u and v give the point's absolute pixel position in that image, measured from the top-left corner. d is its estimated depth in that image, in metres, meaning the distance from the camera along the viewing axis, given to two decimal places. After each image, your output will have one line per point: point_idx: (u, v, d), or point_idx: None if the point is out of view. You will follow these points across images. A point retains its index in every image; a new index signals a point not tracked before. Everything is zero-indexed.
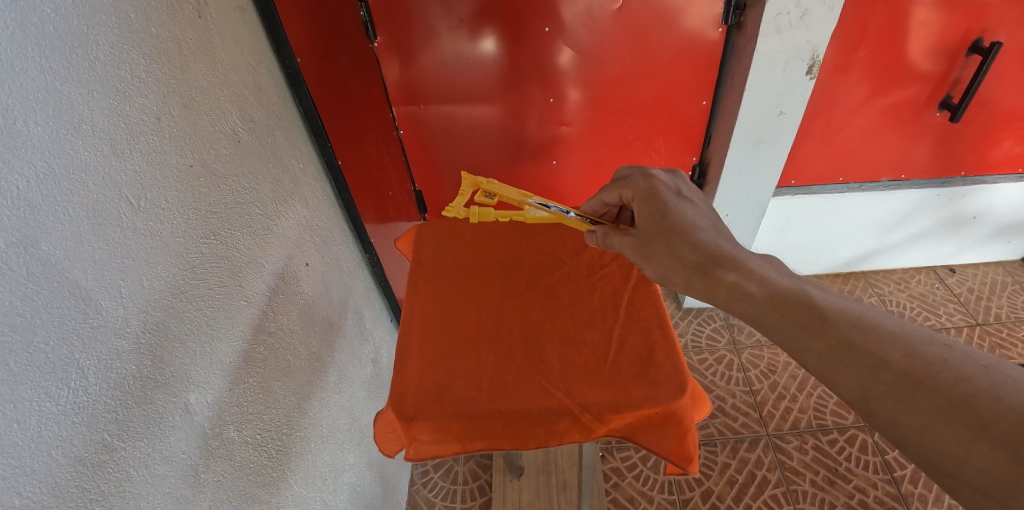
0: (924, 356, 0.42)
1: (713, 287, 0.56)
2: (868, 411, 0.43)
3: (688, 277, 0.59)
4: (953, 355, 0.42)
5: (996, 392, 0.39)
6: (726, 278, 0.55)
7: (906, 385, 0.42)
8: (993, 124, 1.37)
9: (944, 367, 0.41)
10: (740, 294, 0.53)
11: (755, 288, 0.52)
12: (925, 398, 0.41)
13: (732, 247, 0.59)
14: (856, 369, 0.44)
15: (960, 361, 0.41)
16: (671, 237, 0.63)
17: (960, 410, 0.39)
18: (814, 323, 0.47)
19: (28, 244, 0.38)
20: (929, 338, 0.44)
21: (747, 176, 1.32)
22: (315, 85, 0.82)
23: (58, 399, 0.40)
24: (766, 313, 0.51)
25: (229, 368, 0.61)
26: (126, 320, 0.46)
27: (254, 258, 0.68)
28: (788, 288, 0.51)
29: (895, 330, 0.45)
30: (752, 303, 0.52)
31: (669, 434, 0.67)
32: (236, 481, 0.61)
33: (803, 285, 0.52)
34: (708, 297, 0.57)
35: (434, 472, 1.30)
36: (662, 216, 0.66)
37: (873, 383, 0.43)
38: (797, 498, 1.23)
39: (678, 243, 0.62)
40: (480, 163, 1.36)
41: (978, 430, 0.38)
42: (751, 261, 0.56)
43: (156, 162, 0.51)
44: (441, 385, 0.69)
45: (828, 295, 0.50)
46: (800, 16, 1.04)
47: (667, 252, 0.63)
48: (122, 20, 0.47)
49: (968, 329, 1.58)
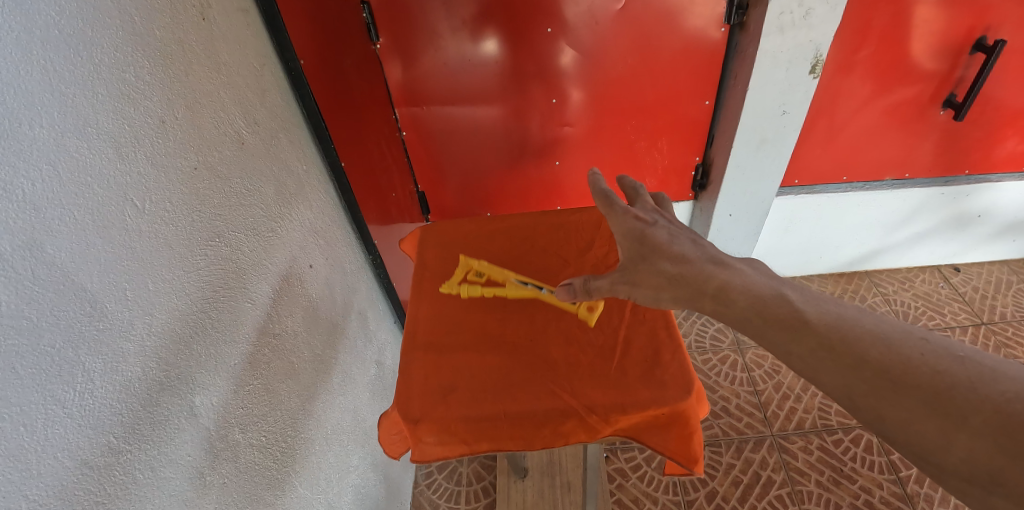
0: (901, 353, 0.42)
1: (700, 297, 0.56)
2: (855, 410, 0.43)
3: (675, 293, 0.59)
4: (930, 349, 0.42)
5: (973, 383, 0.38)
6: (714, 280, 0.55)
7: (886, 380, 0.41)
8: (997, 122, 1.37)
9: (921, 361, 0.41)
10: (726, 302, 0.53)
11: (739, 295, 0.52)
12: (905, 392, 0.40)
13: (703, 255, 0.60)
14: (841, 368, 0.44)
15: (937, 355, 0.41)
16: (646, 252, 0.63)
17: (941, 403, 0.39)
18: (794, 325, 0.48)
19: (32, 246, 0.38)
20: (907, 334, 0.44)
21: (751, 176, 1.32)
22: (319, 86, 0.82)
23: (64, 402, 0.40)
24: (753, 320, 0.51)
25: (234, 370, 0.61)
26: (131, 323, 0.46)
27: (259, 260, 0.68)
28: (767, 292, 0.52)
29: (872, 327, 0.45)
30: (736, 309, 0.52)
31: (674, 434, 0.67)
32: (242, 484, 0.61)
33: (780, 289, 0.52)
34: (698, 305, 0.56)
35: (439, 474, 1.30)
36: (633, 232, 0.66)
37: (856, 381, 0.43)
38: (803, 498, 1.22)
39: (655, 257, 0.62)
40: (483, 164, 1.36)
41: (956, 420, 0.38)
42: (726, 267, 0.56)
43: (161, 165, 0.51)
44: (447, 387, 0.68)
45: (805, 297, 0.50)
46: (803, 15, 1.04)
47: (647, 270, 0.62)
48: (127, 23, 0.47)
49: (973, 328, 1.57)
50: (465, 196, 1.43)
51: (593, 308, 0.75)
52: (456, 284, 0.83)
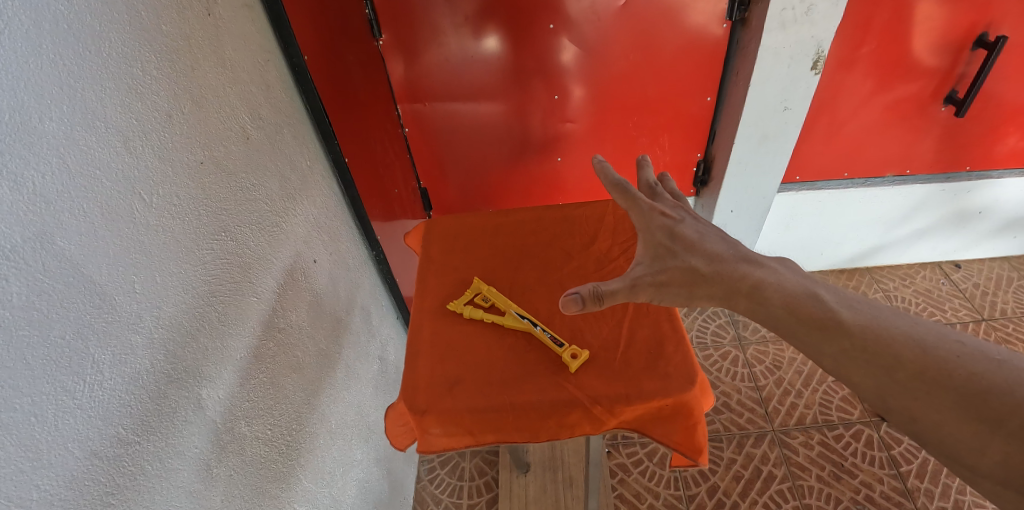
0: (935, 354, 0.43)
1: (733, 294, 0.56)
2: (887, 410, 0.44)
3: (706, 291, 0.58)
4: (965, 350, 0.42)
5: (1009, 386, 0.38)
6: (748, 278, 0.55)
7: (922, 383, 0.42)
8: (998, 119, 1.37)
9: (957, 363, 0.41)
10: (758, 299, 0.54)
11: (772, 292, 0.53)
12: (939, 394, 0.41)
13: (739, 253, 0.60)
14: (872, 369, 0.45)
15: (973, 357, 0.41)
16: (678, 251, 0.63)
17: (975, 406, 0.39)
18: (827, 324, 0.48)
19: (43, 239, 0.38)
20: (941, 335, 0.44)
21: (752, 172, 1.32)
22: (322, 83, 0.82)
23: (75, 393, 0.40)
24: (782, 318, 0.51)
25: (240, 364, 0.62)
26: (139, 316, 0.47)
27: (264, 254, 0.68)
28: (801, 290, 0.52)
29: (907, 329, 0.46)
30: (770, 306, 0.53)
31: (678, 426, 0.68)
32: (248, 476, 0.62)
33: (814, 287, 0.52)
34: (731, 304, 0.56)
35: (441, 469, 1.31)
36: (666, 232, 0.66)
37: (888, 382, 0.44)
38: (804, 493, 1.23)
39: (688, 255, 0.62)
40: (485, 160, 1.36)
41: (991, 424, 0.38)
42: (762, 266, 0.56)
43: (168, 159, 0.51)
44: (452, 379, 0.69)
45: (839, 297, 0.51)
46: (805, 11, 1.04)
47: (679, 267, 0.61)
48: (134, 18, 0.48)
49: (974, 325, 1.57)
50: (467, 192, 1.43)
51: (577, 356, 0.69)
52: (463, 304, 0.79)
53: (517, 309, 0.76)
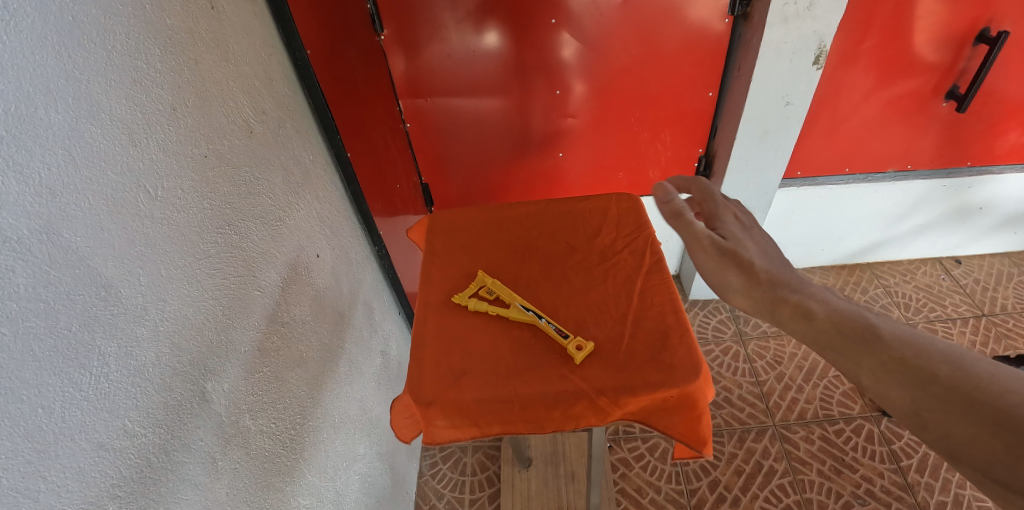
0: (972, 372, 0.38)
1: (778, 302, 0.51)
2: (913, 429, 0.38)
3: (755, 293, 0.54)
4: (1002, 373, 0.37)
5: None
6: (798, 290, 0.51)
7: (955, 398, 0.37)
8: (1000, 114, 1.37)
9: (992, 381, 0.36)
10: (803, 310, 0.49)
11: (819, 306, 0.48)
12: (972, 410, 0.36)
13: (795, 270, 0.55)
14: (910, 383, 0.39)
15: (1011, 380, 0.36)
16: (736, 250, 0.59)
17: (1010, 422, 0.34)
18: (865, 337, 0.43)
19: (49, 231, 0.38)
20: (982, 358, 0.38)
21: (753, 166, 1.31)
22: (325, 77, 0.82)
23: (81, 385, 0.40)
24: (821, 331, 0.46)
25: (245, 358, 0.62)
26: (145, 308, 0.47)
27: (268, 249, 0.68)
28: (849, 308, 0.47)
29: (948, 348, 0.40)
30: (813, 317, 0.47)
31: (682, 417, 0.68)
32: (252, 469, 0.62)
33: (863, 310, 0.47)
34: (769, 311, 0.52)
35: (443, 464, 1.31)
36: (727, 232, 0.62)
37: (923, 397, 0.38)
38: (804, 487, 1.23)
39: (745, 257, 0.58)
40: (486, 156, 1.36)
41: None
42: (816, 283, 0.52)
43: (172, 152, 0.51)
44: (457, 371, 0.69)
45: (886, 320, 0.45)
46: (807, 5, 1.04)
47: (736, 267, 0.57)
48: (138, 11, 0.47)
49: (974, 320, 1.57)
50: (468, 188, 1.43)
51: (582, 347, 0.69)
52: (468, 296, 0.79)
53: (521, 301, 0.76)
